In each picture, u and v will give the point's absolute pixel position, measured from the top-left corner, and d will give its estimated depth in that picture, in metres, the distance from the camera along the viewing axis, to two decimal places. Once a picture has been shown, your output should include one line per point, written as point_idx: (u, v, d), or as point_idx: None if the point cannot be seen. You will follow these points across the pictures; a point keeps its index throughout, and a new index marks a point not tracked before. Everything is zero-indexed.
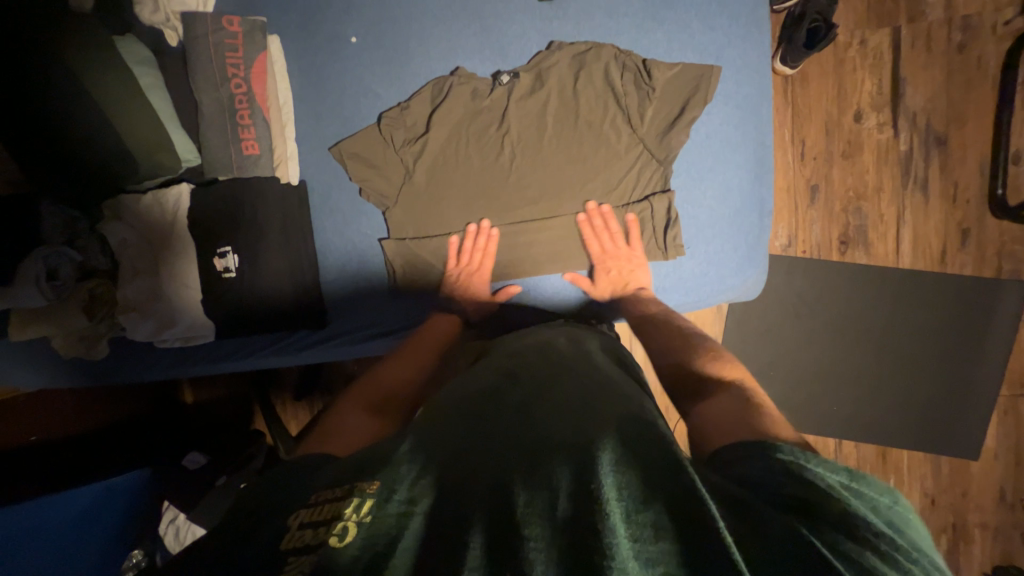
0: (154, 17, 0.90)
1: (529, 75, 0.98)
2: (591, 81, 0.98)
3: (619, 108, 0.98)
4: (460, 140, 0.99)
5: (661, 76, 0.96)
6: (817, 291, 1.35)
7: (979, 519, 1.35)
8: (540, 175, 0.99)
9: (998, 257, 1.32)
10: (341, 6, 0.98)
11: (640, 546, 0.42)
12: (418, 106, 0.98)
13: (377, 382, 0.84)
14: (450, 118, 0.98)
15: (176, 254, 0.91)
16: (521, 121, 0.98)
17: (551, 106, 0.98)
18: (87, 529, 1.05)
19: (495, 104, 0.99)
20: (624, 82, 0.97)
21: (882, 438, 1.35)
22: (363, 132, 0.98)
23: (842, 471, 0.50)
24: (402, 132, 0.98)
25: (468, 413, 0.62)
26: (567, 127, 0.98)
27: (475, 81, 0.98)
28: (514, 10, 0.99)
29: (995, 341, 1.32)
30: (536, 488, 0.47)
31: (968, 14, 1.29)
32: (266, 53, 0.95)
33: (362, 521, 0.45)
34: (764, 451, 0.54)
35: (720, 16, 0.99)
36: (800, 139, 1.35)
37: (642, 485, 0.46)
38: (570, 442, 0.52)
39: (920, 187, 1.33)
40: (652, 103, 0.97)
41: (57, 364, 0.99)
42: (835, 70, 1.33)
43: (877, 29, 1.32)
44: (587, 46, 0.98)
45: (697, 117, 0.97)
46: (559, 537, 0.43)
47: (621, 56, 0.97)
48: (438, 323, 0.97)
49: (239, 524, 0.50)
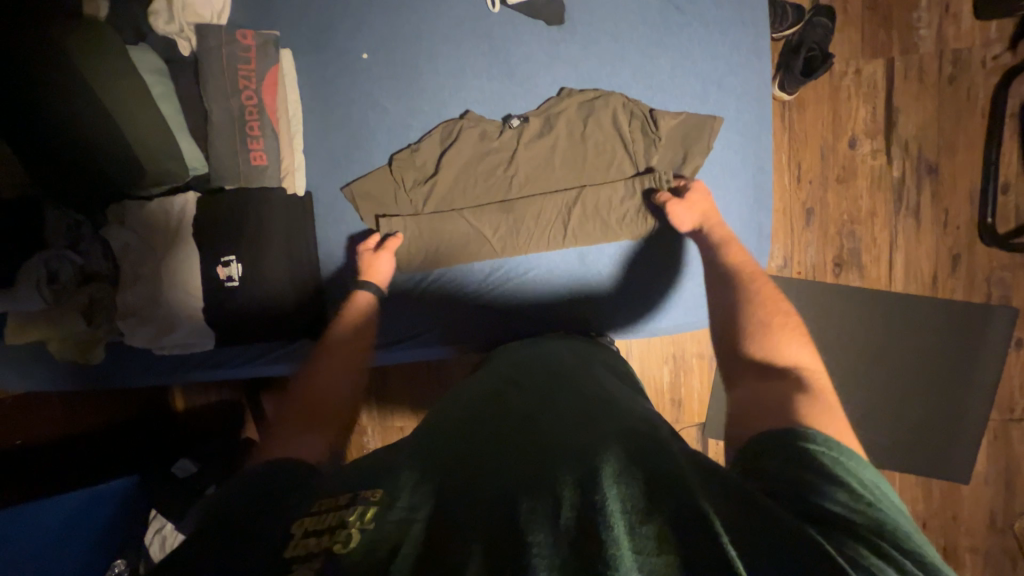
0: (168, 27, 0.92)
1: (539, 120, 1.00)
2: (600, 128, 1.00)
3: (626, 153, 1.01)
4: (468, 181, 1.01)
5: (666, 125, 0.99)
6: (812, 311, 1.37)
7: (970, 544, 1.36)
8: (547, 214, 0.99)
9: (987, 283, 1.35)
10: (353, 23, 1.00)
11: (645, 558, 0.42)
12: (427, 147, 0.99)
13: (318, 395, 0.77)
14: (459, 160, 1.00)
15: (177, 261, 0.90)
16: (530, 163, 1.00)
17: (559, 149, 1.01)
18: (70, 534, 1.01)
19: (504, 145, 1.00)
20: (631, 130, 1.00)
21: (874, 461, 1.36)
22: (375, 173, 0.99)
23: (870, 474, 0.51)
24: (413, 172, 0.99)
25: (470, 424, 0.62)
26: (575, 171, 1.01)
27: (484, 124, 1.00)
28: (523, 33, 1.01)
29: (985, 365, 1.34)
30: (539, 499, 0.47)
31: (958, 48, 1.34)
32: (277, 65, 0.96)
33: (364, 528, 0.46)
34: (790, 444, 0.54)
35: (723, 46, 1.02)
36: (796, 162, 1.38)
37: (645, 496, 0.47)
38: (574, 453, 0.52)
39: (912, 213, 1.36)
40: (658, 151, 1.00)
41: (49, 369, 0.97)
42: (831, 98, 1.37)
43: (870, 60, 1.36)
44: (596, 94, 1.00)
45: (700, 165, 1.00)
46: (563, 547, 0.43)
47: (628, 104, 1.00)
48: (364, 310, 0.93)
49: (233, 527, 0.50)
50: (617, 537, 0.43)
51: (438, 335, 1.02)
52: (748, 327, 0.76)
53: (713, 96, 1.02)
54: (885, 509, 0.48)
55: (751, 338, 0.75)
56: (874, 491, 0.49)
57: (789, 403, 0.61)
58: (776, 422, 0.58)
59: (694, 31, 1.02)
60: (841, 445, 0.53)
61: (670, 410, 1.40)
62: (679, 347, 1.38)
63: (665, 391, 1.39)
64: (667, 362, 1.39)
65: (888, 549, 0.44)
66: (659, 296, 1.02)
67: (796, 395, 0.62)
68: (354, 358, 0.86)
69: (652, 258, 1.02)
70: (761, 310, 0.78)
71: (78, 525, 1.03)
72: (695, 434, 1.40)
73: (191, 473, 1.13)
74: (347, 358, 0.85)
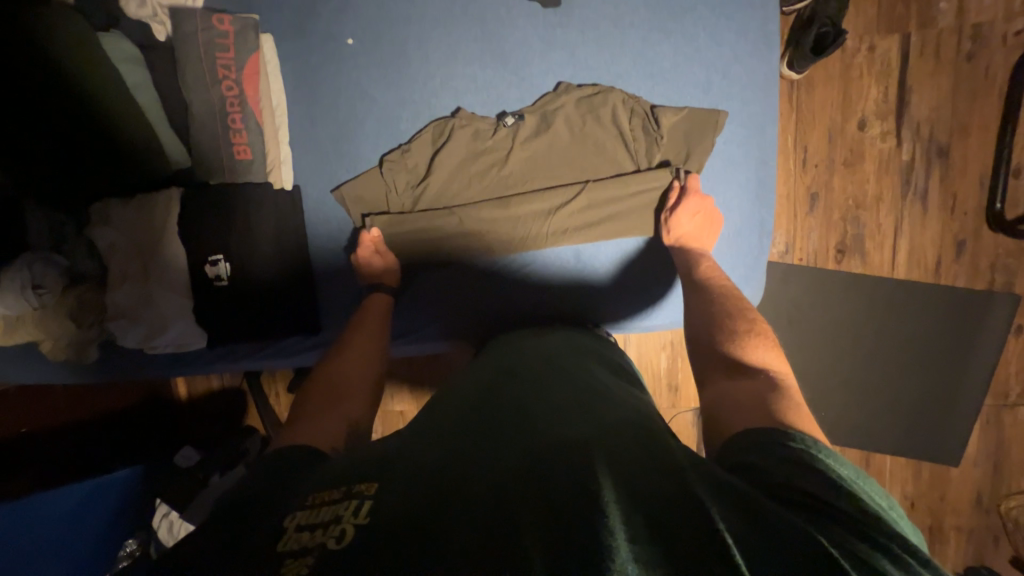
0: (141, 11, 0.87)
1: (535, 116, 0.96)
2: (599, 125, 0.96)
3: (625, 151, 0.97)
4: (462, 180, 0.97)
5: (668, 122, 0.95)
6: (811, 298, 1.36)
7: (956, 523, 1.39)
8: (545, 211, 0.96)
9: (991, 270, 1.33)
10: (337, 6, 0.94)
11: (638, 548, 0.41)
12: (418, 148, 0.96)
13: (332, 376, 0.80)
14: (451, 159, 0.96)
15: (164, 262, 0.89)
16: (526, 161, 0.97)
17: (557, 147, 0.97)
18: (79, 523, 1.05)
19: (499, 143, 0.97)
20: (631, 127, 0.96)
21: (866, 445, 1.38)
22: (364, 174, 0.96)
23: (848, 467, 0.52)
24: (404, 174, 0.96)
25: (467, 416, 0.62)
26: (573, 171, 0.97)
27: (477, 122, 0.96)
28: (517, 15, 0.96)
29: (983, 352, 1.34)
30: (536, 491, 0.46)
31: (978, 22, 1.27)
32: (258, 53, 0.91)
33: (360, 523, 0.46)
34: (772, 441, 0.54)
35: (728, 31, 0.97)
36: (803, 145, 1.33)
37: (639, 487, 0.47)
38: (570, 447, 0.51)
39: (920, 198, 1.33)
40: (659, 150, 0.97)
41: (41, 366, 0.97)
42: (841, 77, 1.31)
43: (886, 35, 1.29)
44: (594, 90, 0.96)
45: (704, 163, 0.97)
46: (559, 536, 0.42)
47: (629, 100, 0.95)
48: (377, 304, 0.94)
49: (230, 521, 0.49)
50: (613, 524, 0.42)
51: (435, 332, 1.01)
52: (721, 334, 0.79)
53: (716, 86, 0.97)
54: (867, 497, 0.49)
55: (723, 343, 0.78)
56: (856, 483, 0.50)
57: (760, 402, 0.63)
58: (759, 419, 0.60)
59: (699, 13, 0.96)
60: (817, 441, 0.54)
61: (666, 395, 1.41)
62: (676, 334, 1.38)
63: (662, 377, 1.40)
64: (665, 349, 1.38)
65: (888, 544, 0.43)
66: (651, 291, 1.01)
67: (768, 394, 0.65)
68: (377, 346, 0.87)
69: (649, 255, 1.00)
70: (729, 317, 0.81)
71: (87, 514, 1.06)
72: (691, 419, 1.41)
73: (194, 463, 1.15)
74: (368, 344, 0.87)
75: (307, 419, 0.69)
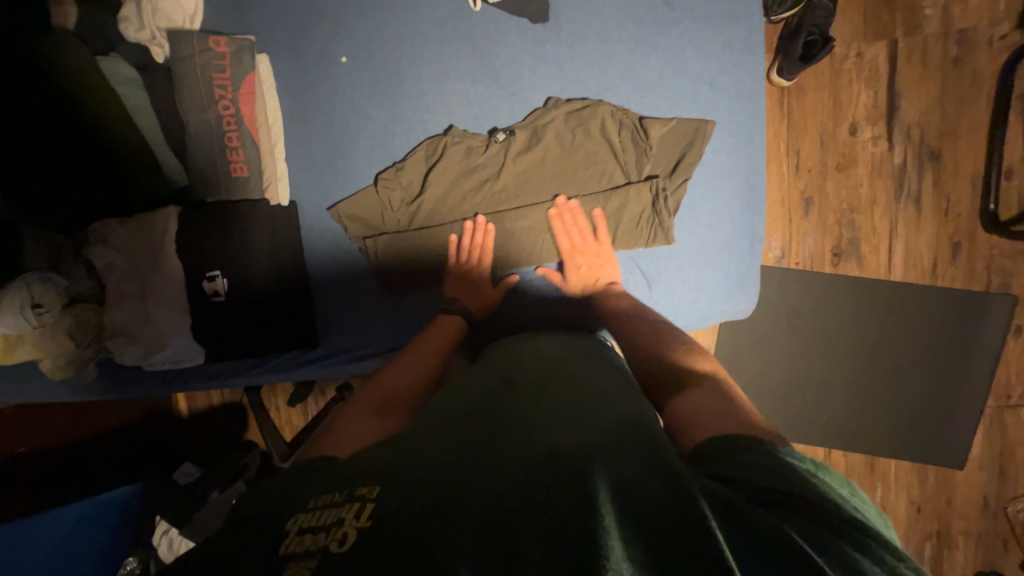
0: (139, 35, 0.90)
1: (525, 132, 0.98)
2: (589, 138, 0.98)
3: (616, 163, 0.98)
4: (457, 196, 0.98)
5: (657, 133, 0.97)
6: (809, 302, 1.36)
7: (964, 527, 1.38)
8: (538, 226, 0.98)
9: (987, 271, 1.33)
10: (331, 26, 0.96)
11: (633, 549, 0.41)
12: (412, 165, 0.97)
13: (380, 386, 0.80)
14: (445, 176, 0.97)
15: (161, 280, 0.90)
16: (518, 175, 0.98)
17: (549, 162, 0.98)
18: (75, 543, 1.04)
19: (491, 160, 0.98)
20: (621, 139, 0.97)
21: (869, 449, 1.37)
22: (360, 192, 0.97)
23: (816, 462, 0.53)
24: (399, 192, 0.97)
25: (467, 419, 0.62)
26: (564, 185, 0.98)
27: (469, 139, 0.97)
28: (507, 32, 0.98)
29: (982, 353, 1.33)
30: (538, 492, 0.46)
31: (964, 27, 1.29)
32: (254, 73, 0.93)
33: (361, 527, 0.45)
34: (760, 443, 0.55)
35: (715, 44, 0.99)
36: (795, 150, 1.34)
37: (636, 487, 0.46)
38: (567, 448, 0.51)
39: (913, 201, 1.33)
40: (649, 161, 0.98)
41: (38, 385, 0.97)
42: (831, 82, 1.32)
43: (873, 42, 1.31)
44: (584, 104, 0.97)
45: (693, 171, 0.98)
46: (557, 538, 0.41)
47: (617, 113, 0.97)
48: (447, 323, 0.93)
49: (242, 527, 0.49)
50: (610, 527, 0.42)
51: None
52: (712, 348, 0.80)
53: (704, 96, 0.99)
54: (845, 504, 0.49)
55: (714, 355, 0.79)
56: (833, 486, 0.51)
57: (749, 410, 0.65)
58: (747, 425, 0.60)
59: (686, 27, 0.98)
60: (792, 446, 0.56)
61: None
62: None
63: None
64: None
65: (879, 552, 0.43)
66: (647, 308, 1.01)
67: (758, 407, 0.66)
68: (432, 363, 0.87)
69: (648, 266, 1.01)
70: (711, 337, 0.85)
71: (82, 534, 1.05)
72: None
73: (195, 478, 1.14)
74: (426, 359, 0.87)
75: (340, 428, 0.69)
